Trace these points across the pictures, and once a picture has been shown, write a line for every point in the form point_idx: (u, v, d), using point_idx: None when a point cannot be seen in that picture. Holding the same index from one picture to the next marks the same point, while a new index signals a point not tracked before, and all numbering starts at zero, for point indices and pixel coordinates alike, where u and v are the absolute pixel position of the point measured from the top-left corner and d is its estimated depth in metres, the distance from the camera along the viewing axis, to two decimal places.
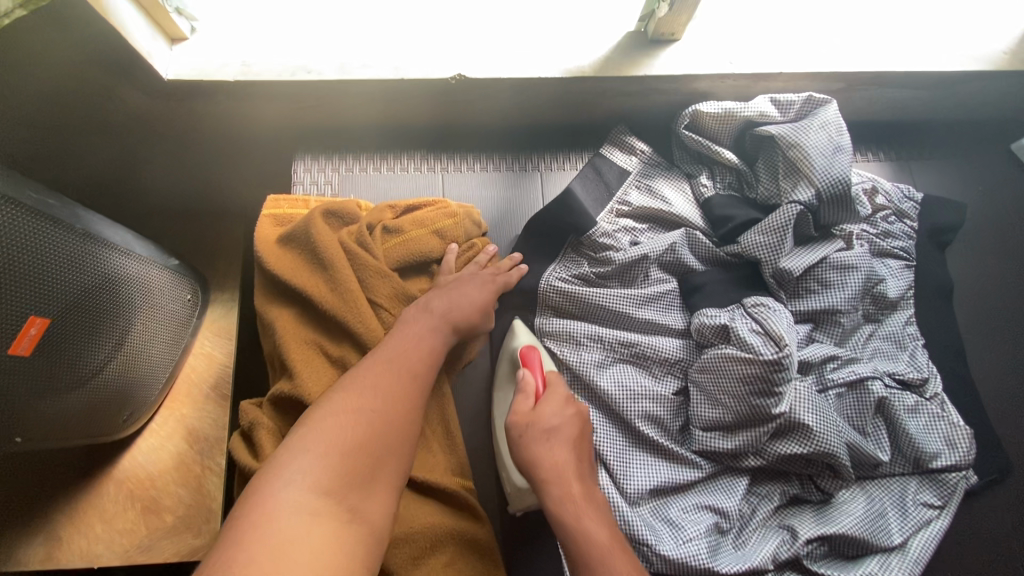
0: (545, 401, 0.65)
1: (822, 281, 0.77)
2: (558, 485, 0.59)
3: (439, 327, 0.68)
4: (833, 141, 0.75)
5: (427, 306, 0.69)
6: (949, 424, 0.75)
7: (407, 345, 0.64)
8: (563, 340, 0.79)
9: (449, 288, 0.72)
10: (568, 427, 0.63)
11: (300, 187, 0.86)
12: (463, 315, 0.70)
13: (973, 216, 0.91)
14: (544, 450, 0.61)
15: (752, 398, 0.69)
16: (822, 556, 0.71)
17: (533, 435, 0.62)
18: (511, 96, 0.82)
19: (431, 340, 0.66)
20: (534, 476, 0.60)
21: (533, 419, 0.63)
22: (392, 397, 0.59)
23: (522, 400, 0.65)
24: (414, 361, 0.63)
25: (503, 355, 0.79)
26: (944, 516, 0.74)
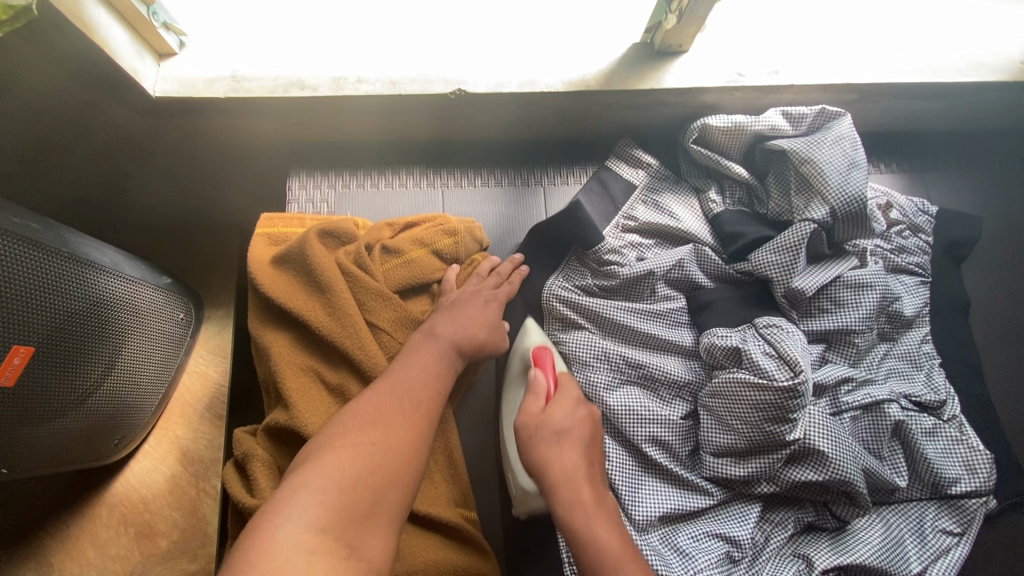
0: (555, 401, 0.65)
1: (835, 300, 0.75)
2: (568, 489, 0.58)
3: (443, 353, 0.65)
4: (848, 156, 0.73)
5: (432, 331, 0.67)
6: (968, 447, 0.73)
7: (413, 373, 0.62)
8: (569, 360, 0.76)
9: (454, 311, 0.69)
10: (576, 430, 0.63)
11: (295, 205, 0.83)
12: (469, 337, 0.67)
13: (988, 229, 0.89)
14: (552, 450, 0.61)
15: (766, 425, 0.66)
16: None
17: (542, 437, 0.62)
18: (512, 110, 0.80)
19: (436, 366, 0.64)
20: (546, 476, 0.59)
21: (543, 420, 0.63)
22: (394, 429, 0.57)
23: (531, 400, 0.65)
24: (418, 388, 0.61)
25: (514, 354, 0.76)
26: (963, 544, 0.71)
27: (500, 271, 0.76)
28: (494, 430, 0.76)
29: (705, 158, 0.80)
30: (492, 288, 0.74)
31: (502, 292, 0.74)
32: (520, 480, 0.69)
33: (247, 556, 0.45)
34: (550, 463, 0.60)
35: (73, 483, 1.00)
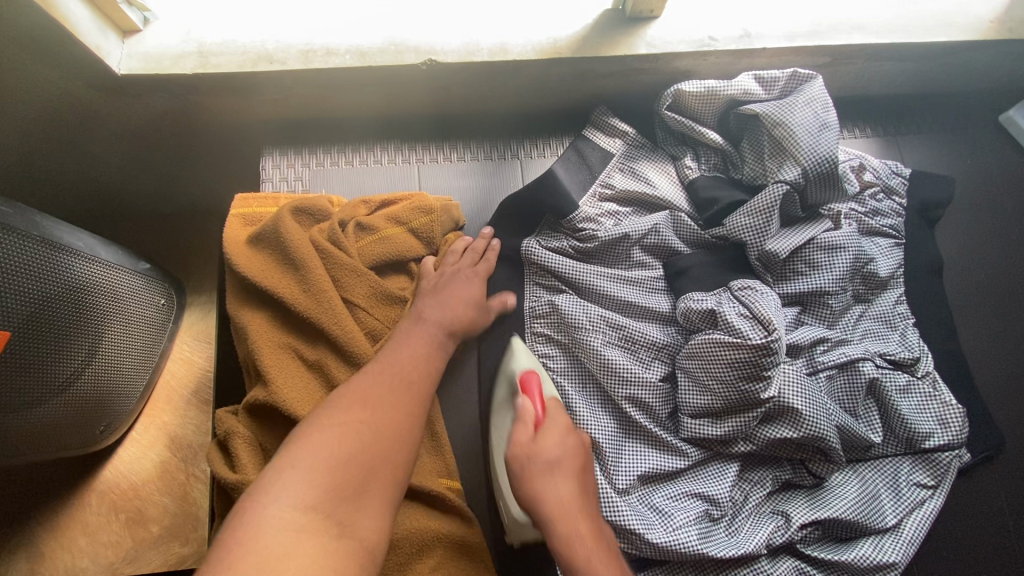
0: (546, 431, 0.61)
1: (809, 262, 0.76)
2: (563, 516, 0.56)
3: (436, 336, 0.67)
4: (820, 117, 0.73)
5: (417, 315, 0.68)
6: (941, 402, 0.74)
7: (404, 355, 0.63)
8: (553, 323, 0.77)
9: (439, 292, 0.70)
10: (570, 459, 0.59)
11: (269, 183, 0.82)
12: (453, 314, 0.69)
13: (961, 190, 0.89)
14: (541, 474, 0.57)
15: (741, 384, 0.67)
16: (815, 539, 0.71)
17: (535, 466, 0.58)
18: (485, 81, 0.79)
19: (430, 350, 0.65)
20: (537, 514, 0.56)
21: (534, 452, 0.59)
22: (387, 413, 0.57)
23: (519, 429, 0.61)
24: (408, 368, 0.62)
25: (501, 376, 0.74)
26: (937, 496, 0.73)
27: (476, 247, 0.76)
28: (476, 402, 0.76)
29: (679, 124, 0.80)
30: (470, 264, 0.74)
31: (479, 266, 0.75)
32: (514, 510, 0.67)
33: (237, 536, 0.44)
34: (542, 495, 0.57)
35: (60, 473, 1.00)
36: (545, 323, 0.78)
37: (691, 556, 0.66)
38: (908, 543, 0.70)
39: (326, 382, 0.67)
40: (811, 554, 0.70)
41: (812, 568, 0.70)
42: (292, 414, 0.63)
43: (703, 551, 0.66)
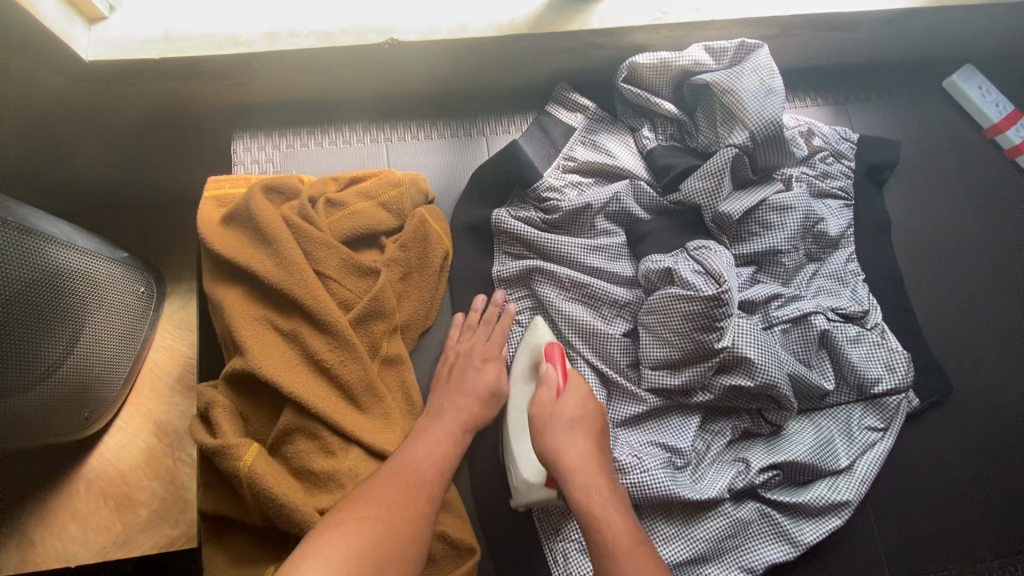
0: (567, 394, 0.68)
1: (762, 223, 0.80)
2: (581, 475, 0.62)
3: (454, 433, 0.68)
4: (765, 84, 0.77)
5: (437, 413, 0.69)
6: (888, 349, 0.79)
7: (422, 453, 0.65)
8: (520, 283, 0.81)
9: (455, 382, 0.72)
10: (589, 421, 0.66)
11: (241, 166, 0.84)
12: (471, 412, 0.70)
13: (908, 153, 0.94)
14: (558, 437, 0.65)
15: (695, 334, 0.72)
16: (776, 484, 0.75)
17: (556, 425, 0.66)
18: (448, 59, 0.82)
19: (447, 445, 0.67)
20: (555, 467, 0.63)
21: (557, 410, 0.66)
22: (400, 505, 0.59)
23: (544, 392, 0.69)
24: (426, 466, 0.64)
25: (523, 347, 0.77)
26: (887, 438, 0.77)
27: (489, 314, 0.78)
28: None
29: (636, 96, 0.83)
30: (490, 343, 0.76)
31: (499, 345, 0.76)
32: (526, 470, 0.70)
33: None
34: (561, 451, 0.64)
35: (47, 463, 1.02)
36: (512, 283, 0.81)
37: (657, 494, 0.71)
38: (861, 482, 0.75)
39: (301, 349, 0.69)
40: (772, 498, 0.74)
41: (773, 510, 0.75)
42: (269, 379, 0.65)
43: (668, 492, 0.71)
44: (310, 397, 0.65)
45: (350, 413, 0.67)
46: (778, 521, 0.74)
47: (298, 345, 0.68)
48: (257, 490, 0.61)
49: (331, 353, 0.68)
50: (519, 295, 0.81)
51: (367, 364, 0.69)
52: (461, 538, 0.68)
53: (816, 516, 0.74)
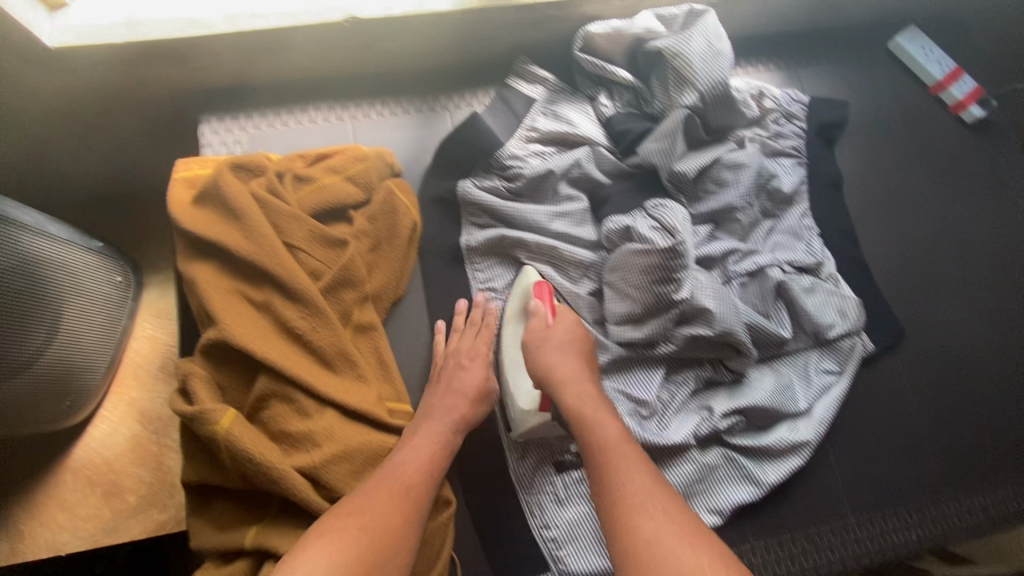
0: (559, 320, 0.73)
1: (718, 181, 0.83)
2: (572, 388, 0.67)
3: (444, 436, 0.68)
4: (713, 46, 0.80)
5: (426, 414, 0.69)
6: (840, 297, 0.83)
7: (410, 458, 0.64)
8: (488, 249, 0.84)
9: (442, 386, 0.72)
10: (579, 342, 0.72)
11: (210, 149, 0.85)
12: (459, 413, 0.70)
13: (857, 112, 0.98)
14: (547, 356, 0.70)
15: (654, 287, 0.76)
16: (740, 428, 0.79)
17: (547, 347, 0.71)
18: (408, 36, 0.84)
19: (438, 450, 0.67)
20: (549, 383, 0.68)
21: (548, 335, 0.72)
22: (385, 513, 0.58)
23: (536, 321, 0.73)
24: (413, 467, 0.64)
25: (514, 291, 0.81)
26: (842, 380, 0.82)
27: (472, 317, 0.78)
28: (426, 335, 0.81)
29: (592, 65, 0.87)
30: (472, 342, 0.76)
31: (485, 343, 0.76)
32: (521, 398, 0.74)
33: None
34: (554, 366, 0.69)
35: (34, 454, 1.03)
36: (480, 251, 0.83)
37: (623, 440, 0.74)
38: (819, 423, 0.79)
39: (274, 319, 0.70)
40: (735, 442, 0.78)
41: (738, 454, 0.78)
42: (243, 346, 0.67)
43: (634, 437, 0.75)
44: (284, 363, 0.67)
45: (324, 377, 0.69)
46: (743, 464, 0.77)
47: (271, 315, 0.70)
48: (235, 453, 0.63)
49: (303, 320, 0.70)
50: (489, 262, 0.84)
51: (339, 330, 0.71)
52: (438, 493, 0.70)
53: (778, 458, 0.78)
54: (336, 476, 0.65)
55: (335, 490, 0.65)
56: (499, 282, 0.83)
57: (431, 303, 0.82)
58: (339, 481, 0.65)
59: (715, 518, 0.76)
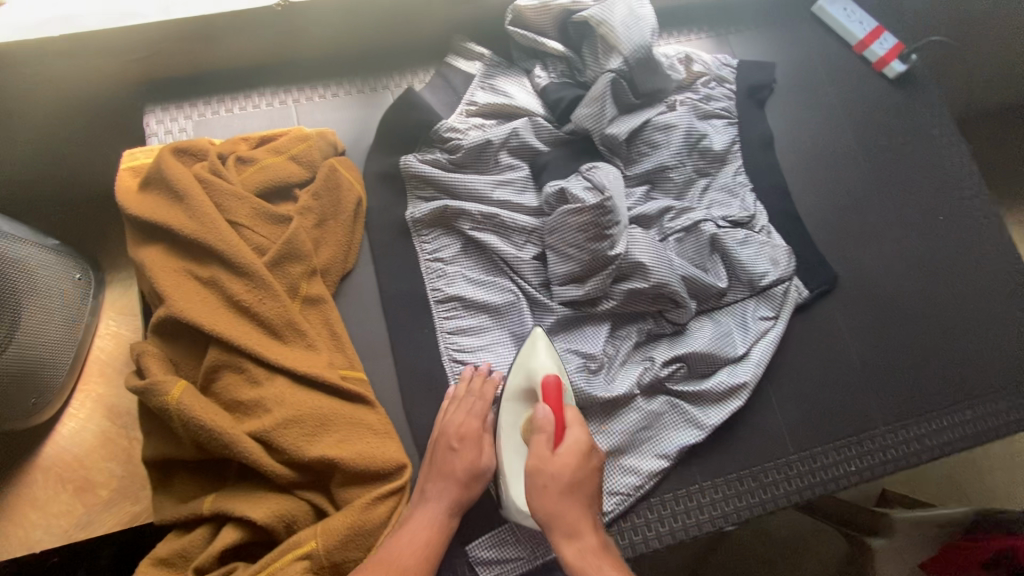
0: (566, 446, 0.65)
1: (650, 143, 0.88)
2: (574, 533, 0.61)
3: (439, 519, 0.66)
4: (633, 13, 0.85)
5: (422, 496, 0.68)
6: (771, 246, 0.87)
7: (404, 541, 0.63)
8: (436, 221, 0.86)
9: (437, 470, 0.69)
10: (585, 480, 0.64)
11: (156, 138, 0.87)
12: (455, 492, 0.68)
13: (784, 73, 1.03)
14: (550, 496, 0.62)
15: (590, 244, 0.79)
16: (681, 375, 0.82)
17: (553, 484, 0.63)
18: (344, 17, 0.87)
19: (431, 532, 0.65)
20: (551, 529, 0.62)
21: (557, 468, 0.63)
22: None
23: (541, 441, 0.65)
24: (405, 548, 0.63)
25: (519, 368, 0.75)
26: (778, 324, 0.85)
27: (472, 387, 0.75)
28: (378, 306, 0.84)
29: (524, 37, 0.90)
30: (466, 418, 0.72)
31: (482, 417, 0.73)
32: (516, 495, 0.70)
33: None
34: (558, 512, 0.62)
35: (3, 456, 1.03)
36: (426, 223, 0.86)
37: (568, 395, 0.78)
38: (756, 365, 0.83)
39: (221, 293, 0.72)
40: (678, 389, 0.82)
41: (682, 400, 0.82)
42: (191, 320, 0.69)
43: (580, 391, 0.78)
44: (232, 334, 0.69)
45: (273, 347, 0.71)
46: (686, 409, 0.81)
47: (218, 290, 0.72)
48: (185, 421, 0.65)
49: (250, 294, 0.72)
50: (435, 233, 0.86)
51: (286, 302, 0.73)
52: (390, 458, 0.71)
53: (718, 401, 0.82)
54: (289, 439, 0.67)
55: (288, 452, 0.66)
56: (445, 253, 0.85)
57: (381, 274, 0.84)
58: (291, 444, 0.67)
59: (663, 462, 0.79)
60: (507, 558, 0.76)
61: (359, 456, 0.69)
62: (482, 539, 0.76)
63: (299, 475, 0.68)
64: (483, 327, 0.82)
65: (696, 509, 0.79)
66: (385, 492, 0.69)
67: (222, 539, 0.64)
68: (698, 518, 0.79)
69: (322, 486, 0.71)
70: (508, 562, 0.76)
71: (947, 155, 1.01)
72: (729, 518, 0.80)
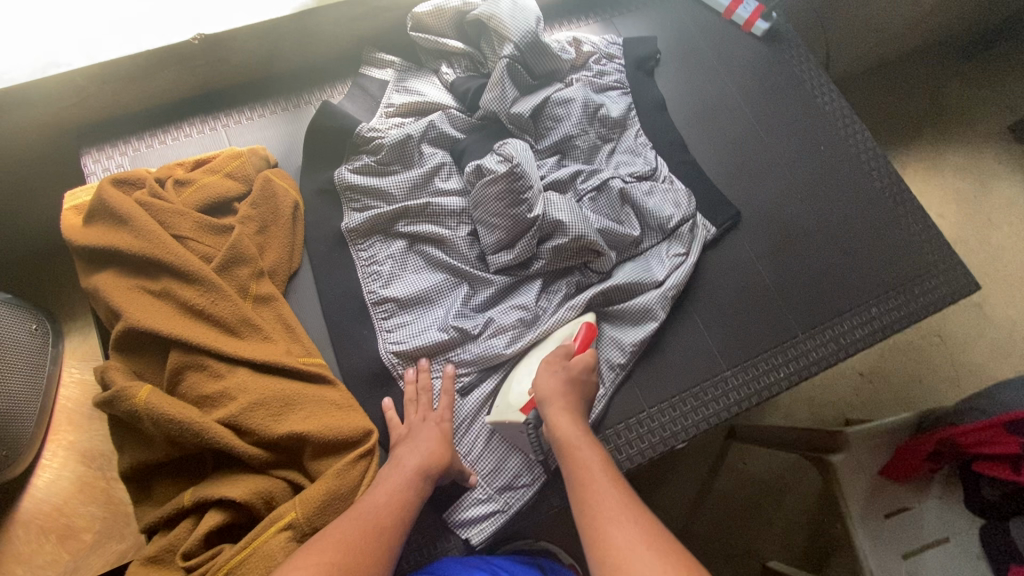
0: (581, 357, 0.79)
1: (553, 117, 0.98)
2: (560, 407, 0.73)
3: (412, 479, 0.71)
4: (518, 4, 0.96)
5: (396, 462, 0.73)
6: (674, 192, 0.98)
7: (381, 497, 0.68)
8: (374, 231, 0.93)
9: (412, 441, 0.76)
10: (581, 387, 0.77)
11: (94, 176, 0.93)
12: (429, 454, 0.74)
13: (666, 44, 1.16)
14: (555, 380, 0.76)
15: (509, 210, 0.88)
16: (603, 309, 0.92)
17: (559, 374, 0.77)
18: (260, 43, 0.96)
19: (404, 493, 0.69)
20: (543, 404, 0.74)
21: (568, 364, 0.78)
22: (356, 547, 0.61)
23: (562, 348, 0.80)
24: (383, 502, 0.67)
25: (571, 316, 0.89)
26: (690, 257, 0.96)
27: (421, 386, 0.83)
28: (329, 299, 0.90)
29: (427, 40, 1.00)
30: (439, 412, 0.81)
31: (446, 411, 0.81)
32: (515, 394, 0.81)
33: None
34: (553, 392, 0.75)
35: None
36: (361, 232, 0.93)
37: (501, 352, 0.85)
38: (670, 291, 0.92)
39: (174, 301, 0.77)
40: (607, 315, 0.92)
41: (605, 334, 0.91)
42: (149, 328, 0.74)
43: (508, 348, 0.85)
44: (190, 335, 0.75)
45: (230, 342, 0.77)
46: (610, 338, 0.91)
47: (171, 299, 0.77)
48: (154, 419, 0.69)
49: (202, 297, 0.78)
50: (370, 241, 0.93)
51: (238, 301, 0.79)
52: (355, 426, 0.77)
53: (637, 326, 0.91)
54: (256, 419, 0.72)
55: (260, 432, 0.72)
56: (380, 257, 0.92)
57: (332, 268, 0.92)
58: (258, 424, 0.72)
59: (601, 391, 0.88)
60: (488, 513, 0.81)
61: (325, 427, 0.74)
62: (458, 503, 0.81)
63: (272, 455, 0.74)
64: (418, 319, 0.88)
65: (649, 433, 0.87)
66: (354, 457, 0.75)
67: (206, 522, 0.68)
68: (652, 441, 0.87)
69: (294, 463, 0.76)
70: (489, 516, 0.81)
71: (820, 93, 1.15)
72: (679, 436, 0.88)
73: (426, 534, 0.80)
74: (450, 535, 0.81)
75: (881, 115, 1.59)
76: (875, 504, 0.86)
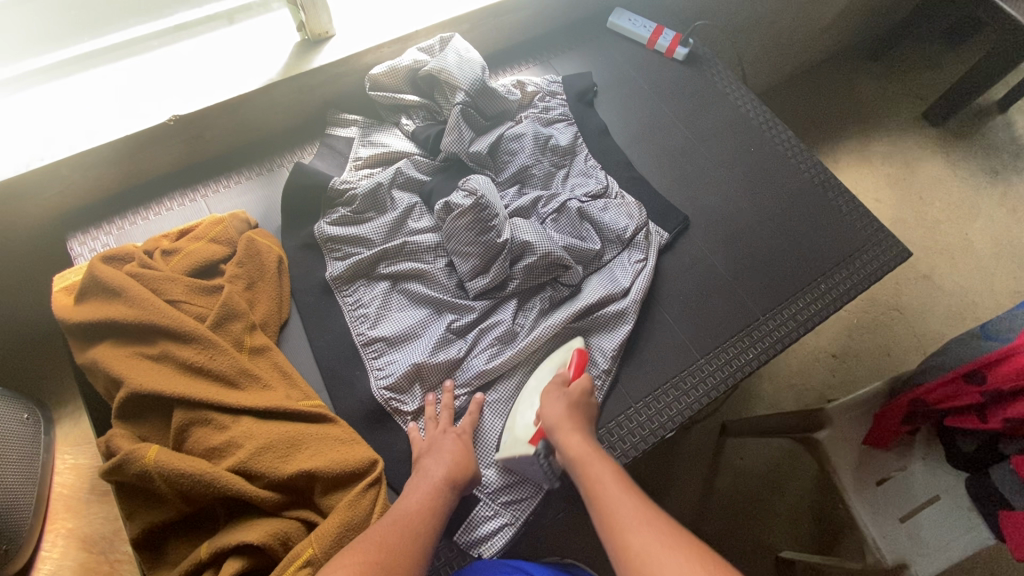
0: (578, 383, 0.84)
1: (508, 152, 1.09)
2: (566, 434, 0.78)
3: (439, 491, 0.75)
4: (463, 57, 1.07)
5: (422, 473, 0.78)
6: (625, 205, 1.08)
7: (410, 505, 0.72)
8: (356, 277, 0.99)
9: (437, 450, 0.81)
10: (581, 409, 0.82)
11: (82, 258, 0.98)
12: (450, 470, 0.78)
13: (600, 76, 1.28)
14: (559, 407, 0.81)
15: (481, 238, 0.95)
16: (578, 319, 0.97)
17: (564, 400, 0.82)
18: (232, 118, 1.04)
19: (434, 502, 0.74)
20: (551, 431, 0.79)
21: (571, 390, 0.83)
22: (396, 548, 0.66)
23: (557, 378, 0.85)
24: (415, 511, 0.72)
25: (563, 347, 0.93)
26: (649, 262, 1.04)
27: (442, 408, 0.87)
28: (319, 344, 0.95)
29: (385, 97, 1.10)
30: (460, 426, 0.85)
31: (465, 425, 0.86)
32: (521, 425, 0.85)
33: None
34: (557, 421, 0.79)
35: None
36: (345, 279, 0.98)
37: (488, 371, 0.90)
38: (635, 295, 1.00)
39: (173, 362, 0.81)
40: (580, 327, 0.97)
41: (585, 342, 0.97)
42: (152, 390, 0.77)
43: (494, 367, 0.91)
44: (193, 391, 0.78)
45: (231, 394, 0.80)
46: (588, 346, 0.97)
47: (170, 361, 0.81)
48: (167, 476, 0.72)
49: (200, 354, 0.82)
50: (354, 287, 0.99)
51: (234, 353, 0.83)
52: (360, 457, 0.80)
53: (612, 330, 0.98)
54: (264, 463, 0.75)
55: (272, 474, 0.75)
56: (366, 299, 0.97)
57: (321, 316, 0.97)
58: (268, 467, 0.75)
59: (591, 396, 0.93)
60: (496, 529, 0.84)
61: (332, 462, 0.78)
62: (470, 522, 0.83)
63: (283, 496, 0.77)
64: (407, 354, 0.93)
65: (638, 426, 0.93)
66: (363, 486, 0.78)
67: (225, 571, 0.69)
68: (642, 433, 0.92)
69: (305, 503, 0.79)
70: (499, 531, 0.84)
71: (744, 104, 1.28)
72: (667, 426, 0.93)
73: (442, 557, 0.82)
74: (465, 555, 0.83)
75: (804, 115, 1.76)
76: (865, 472, 0.92)
